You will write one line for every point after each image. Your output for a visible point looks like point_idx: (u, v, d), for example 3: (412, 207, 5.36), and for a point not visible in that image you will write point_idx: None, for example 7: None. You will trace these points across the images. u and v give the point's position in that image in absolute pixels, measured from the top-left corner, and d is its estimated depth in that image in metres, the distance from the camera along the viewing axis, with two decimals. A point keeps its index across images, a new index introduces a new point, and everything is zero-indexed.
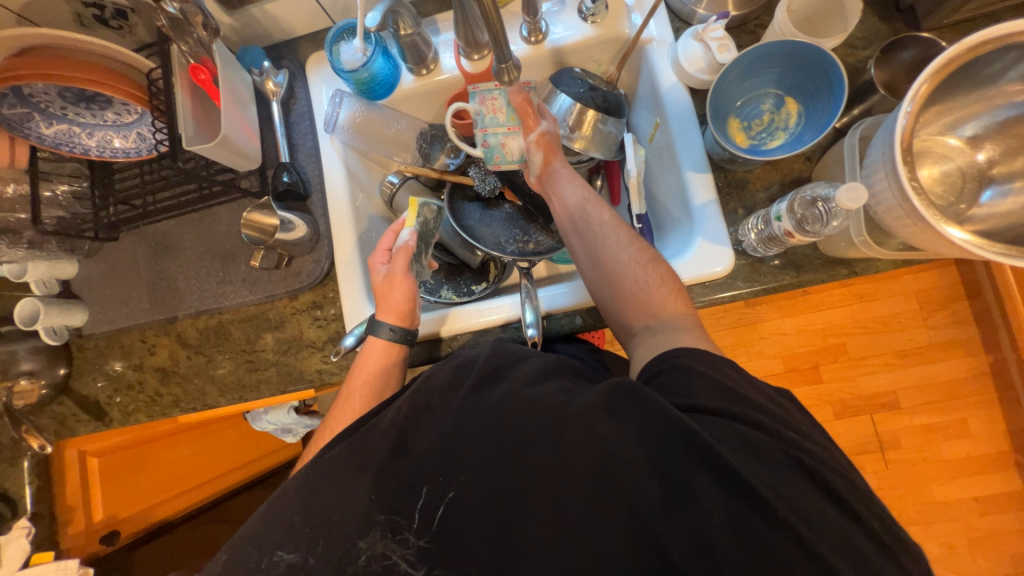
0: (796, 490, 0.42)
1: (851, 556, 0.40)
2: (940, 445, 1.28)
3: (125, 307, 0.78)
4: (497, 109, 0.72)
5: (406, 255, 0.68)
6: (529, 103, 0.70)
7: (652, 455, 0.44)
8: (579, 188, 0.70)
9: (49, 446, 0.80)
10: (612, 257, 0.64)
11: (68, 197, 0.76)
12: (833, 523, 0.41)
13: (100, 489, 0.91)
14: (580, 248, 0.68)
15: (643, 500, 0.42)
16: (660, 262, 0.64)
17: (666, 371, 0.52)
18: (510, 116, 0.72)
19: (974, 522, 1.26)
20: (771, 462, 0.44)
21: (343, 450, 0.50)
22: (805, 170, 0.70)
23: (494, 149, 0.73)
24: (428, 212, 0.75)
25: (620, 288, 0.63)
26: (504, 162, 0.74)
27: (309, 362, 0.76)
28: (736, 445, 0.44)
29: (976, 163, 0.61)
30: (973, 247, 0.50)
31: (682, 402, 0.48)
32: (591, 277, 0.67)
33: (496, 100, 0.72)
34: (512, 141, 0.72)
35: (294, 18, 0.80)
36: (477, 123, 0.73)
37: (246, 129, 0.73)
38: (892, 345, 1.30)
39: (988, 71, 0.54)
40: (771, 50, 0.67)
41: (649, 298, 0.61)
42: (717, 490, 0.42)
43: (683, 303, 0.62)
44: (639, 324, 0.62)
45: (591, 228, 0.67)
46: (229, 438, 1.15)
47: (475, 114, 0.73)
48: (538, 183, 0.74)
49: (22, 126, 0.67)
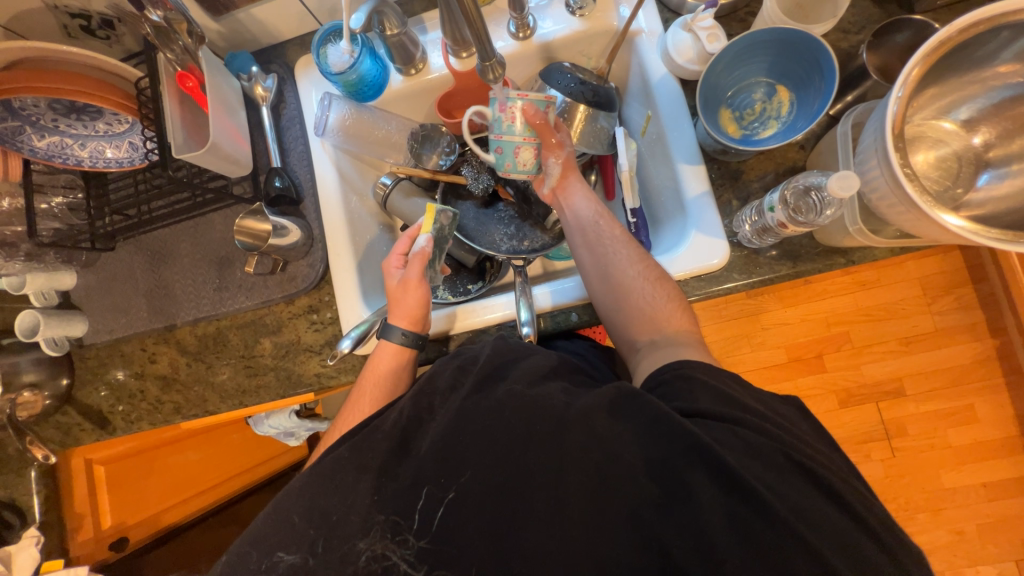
0: (791, 486, 0.42)
1: (851, 554, 0.40)
2: (947, 432, 1.27)
3: (124, 316, 0.79)
4: (515, 117, 0.63)
5: (423, 261, 0.67)
6: (546, 121, 0.65)
7: (653, 457, 0.44)
8: (591, 202, 0.72)
9: (53, 457, 0.79)
10: (622, 270, 0.65)
11: (63, 209, 0.76)
12: (832, 520, 0.41)
13: (106, 494, 0.93)
14: (590, 261, 0.68)
15: (642, 500, 0.43)
16: (666, 278, 0.64)
17: (668, 381, 0.52)
18: (528, 127, 0.64)
19: (982, 507, 1.25)
20: (767, 458, 0.44)
21: (345, 451, 0.50)
22: (799, 159, 0.69)
23: (506, 157, 0.66)
24: (444, 219, 0.73)
25: (627, 303, 0.63)
26: (514, 170, 0.67)
27: (308, 366, 0.76)
28: (733, 442, 0.44)
29: (972, 146, 0.60)
30: (968, 233, 0.49)
31: (685, 407, 0.48)
32: (598, 290, 0.66)
33: (517, 107, 0.63)
34: (525, 151, 0.65)
35: (281, 22, 0.79)
36: (492, 128, 0.65)
37: (235, 134, 0.72)
38: (896, 332, 1.29)
39: (979, 53, 0.53)
40: (759, 38, 0.66)
41: (654, 313, 0.62)
42: (717, 489, 0.42)
43: (687, 320, 0.62)
44: (644, 340, 0.62)
45: (602, 242, 0.68)
46: (232, 443, 1.16)
47: (492, 117, 0.65)
48: (551, 195, 0.75)
49: (14, 140, 0.67)
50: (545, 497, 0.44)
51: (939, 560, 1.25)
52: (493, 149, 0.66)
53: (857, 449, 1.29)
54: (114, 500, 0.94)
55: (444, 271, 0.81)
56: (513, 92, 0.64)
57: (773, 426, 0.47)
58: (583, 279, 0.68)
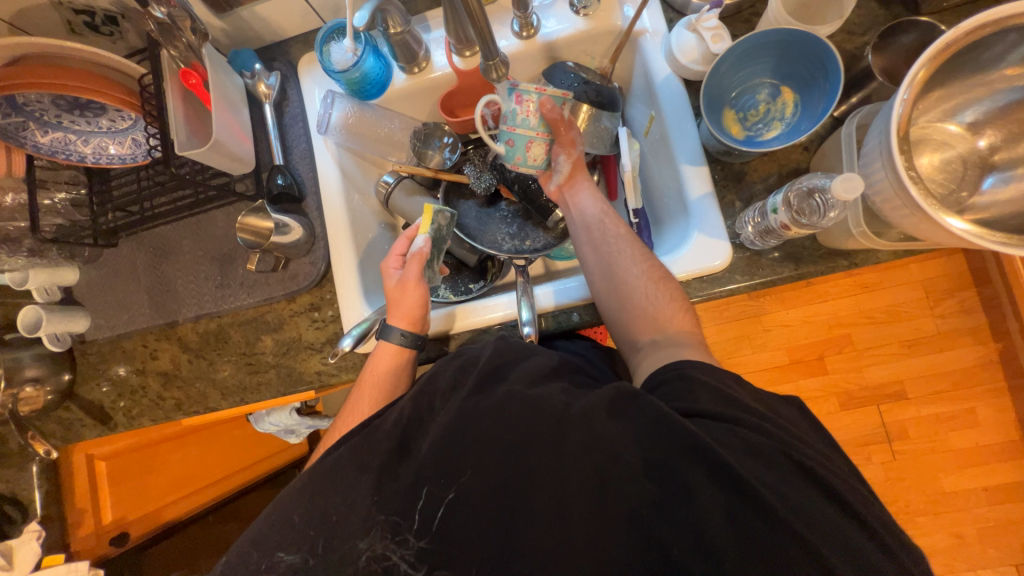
0: (792, 486, 0.42)
1: (852, 556, 0.40)
2: (948, 435, 1.27)
3: (126, 312, 0.79)
4: (531, 112, 0.66)
5: (420, 262, 0.68)
6: (563, 118, 0.67)
7: (653, 458, 0.43)
8: (598, 201, 0.71)
9: (55, 452, 0.81)
10: (626, 270, 0.64)
11: (66, 205, 0.76)
12: (831, 522, 0.41)
13: (109, 491, 0.93)
14: (594, 259, 0.68)
15: (642, 500, 0.42)
16: (670, 278, 0.64)
17: (668, 381, 0.52)
18: (543, 122, 0.67)
19: (983, 511, 1.25)
20: (767, 458, 0.43)
21: (345, 451, 0.50)
22: (803, 160, 0.69)
23: (517, 150, 0.69)
24: (443, 220, 0.73)
25: (629, 301, 0.63)
26: (523, 164, 0.70)
27: (309, 364, 0.76)
28: (734, 443, 0.44)
29: (977, 149, 0.60)
30: (972, 237, 0.49)
31: (685, 407, 0.48)
32: (601, 288, 0.66)
33: (532, 101, 0.66)
34: (536, 146, 0.68)
35: (285, 19, 0.79)
36: (506, 120, 0.67)
37: (239, 132, 0.72)
38: (898, 335, 1.29)
39: (986, 56, 0.53)
40: (764, 39, 0.65)
41: (656, 314, 0.62)
42: (718, 490, 0.41)
43: (689, 321, 0.62)
44: (646, 339, 0.62)
45: (607, 241, 0.68)
46: (233, 439, 1.16)
47: (506, 109, 0.66)
48: (558, 192, 0.75)
49: (18, 135, 0.67)
50: (545, 496, 0.44)
51: (939, 564, 1.25)
52: (504, 141, 0.69)
53: (857, 451, 1.29)
54: (116, 494, 0.94)
55: (445, 271, 0.81)
56: (533, 87, 0.65)
57: (774, 427, 0.47)
58: (586, 277, 0.68)
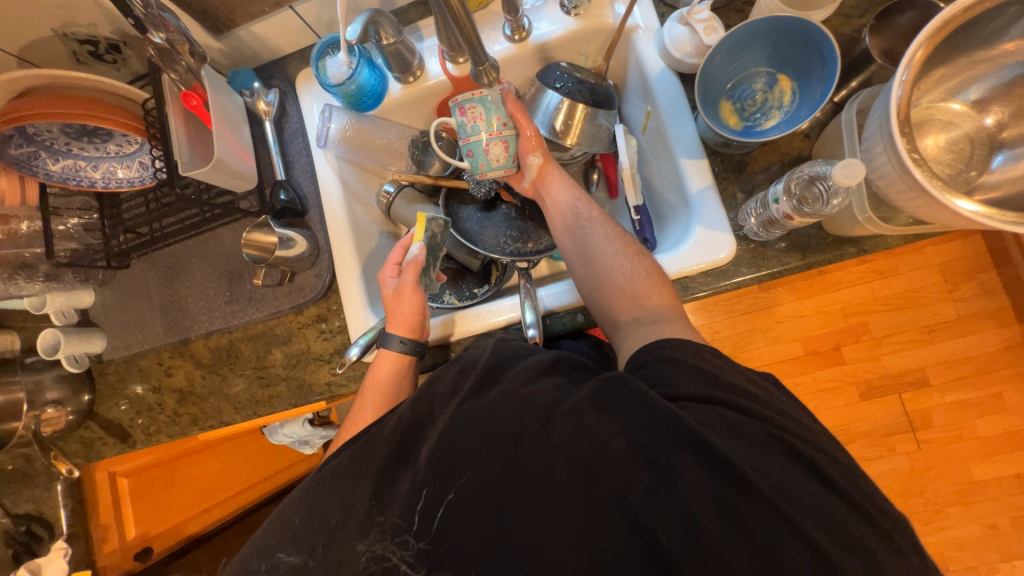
0: (779, 464, 0.43)
1: (842, 537, 0.40)
2: (975, 421, 1.24)
3: (140, 332, 0.81)
4: (477, 116, 0.64)
5: (416, 269, 0.69)
6: (519, 107, 0.68)
7: (639, 443, 0.44)
8: (571, 188, 0.73)
9: (77, 470, 0.84)
10: (601, 250, 0.66)
11: (79, 229, 0.77)
12: (823, 504, 0.42)
13: (130, 508, 1.00)
14: (571, 246, 0.70)
15: (632, 489, 0.43)
16: (646, 254, 0.65)
17: (651, 363, 0.53)
18: (491, 121, 0.65)
19: (1017, 499, 1.21)
20: (753, 438, 0.44)
21: (345, 458, 0.51)
22: (804, 148, 0.68)
23: (478, 158, 0.67)
24: (438, 227, 0.73)
25: (607, 281, 0.64)
26: (490, 168, 0.68)
27: (318, 375, 0.77)
28: (718, 423, 0.45)
29: (984, 127, 0.59)
30: (982, 218, 0.47)
31: (668, 391, 0.49)
32: (580, 273, 0.67)
33: (475, 107, 0.65)
34: (495, 146, 0.66)
35: (282, 37, 0.81)
36: (460, 134, 0.67)
37: (240, 150, 0.73)
38: (920, 320, 1.25)
39: (987, 30, 0.52)
40: (755, 28, 0.65)
41: (634, 290, 0.62)
42: (702, 470, 0.42)
43: (667, 296, 0.62)
44: (627, 317, 0.62)
45: (582, 225, 0.70)
46: (252, 451, 1.19)
47: (457, 125, 0.67)
48: (532, 188, 0.76)
49: (30, 165, 0.68)
50: (538, 489, 0.44)
51: (971, 555, 1.22)
52: (466, 154, 0.68)
53: (881, 442, 1.26)
54: (136, 512, 1.01)
55: (445, 278, 0.82)
56: (471, 95, 0.65)
57: (773, 411, 0.48)
58: (567, 265, 0.70)
